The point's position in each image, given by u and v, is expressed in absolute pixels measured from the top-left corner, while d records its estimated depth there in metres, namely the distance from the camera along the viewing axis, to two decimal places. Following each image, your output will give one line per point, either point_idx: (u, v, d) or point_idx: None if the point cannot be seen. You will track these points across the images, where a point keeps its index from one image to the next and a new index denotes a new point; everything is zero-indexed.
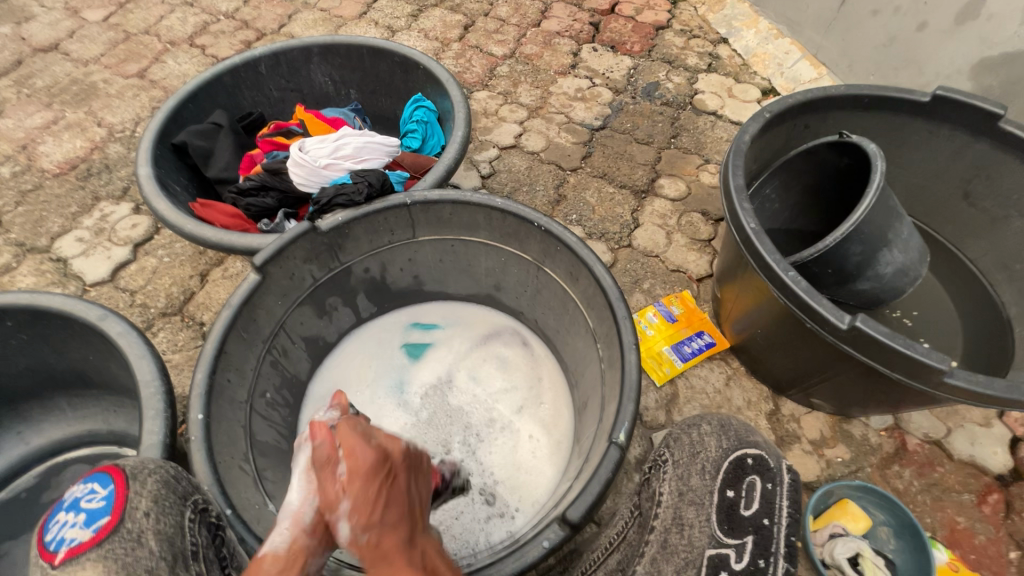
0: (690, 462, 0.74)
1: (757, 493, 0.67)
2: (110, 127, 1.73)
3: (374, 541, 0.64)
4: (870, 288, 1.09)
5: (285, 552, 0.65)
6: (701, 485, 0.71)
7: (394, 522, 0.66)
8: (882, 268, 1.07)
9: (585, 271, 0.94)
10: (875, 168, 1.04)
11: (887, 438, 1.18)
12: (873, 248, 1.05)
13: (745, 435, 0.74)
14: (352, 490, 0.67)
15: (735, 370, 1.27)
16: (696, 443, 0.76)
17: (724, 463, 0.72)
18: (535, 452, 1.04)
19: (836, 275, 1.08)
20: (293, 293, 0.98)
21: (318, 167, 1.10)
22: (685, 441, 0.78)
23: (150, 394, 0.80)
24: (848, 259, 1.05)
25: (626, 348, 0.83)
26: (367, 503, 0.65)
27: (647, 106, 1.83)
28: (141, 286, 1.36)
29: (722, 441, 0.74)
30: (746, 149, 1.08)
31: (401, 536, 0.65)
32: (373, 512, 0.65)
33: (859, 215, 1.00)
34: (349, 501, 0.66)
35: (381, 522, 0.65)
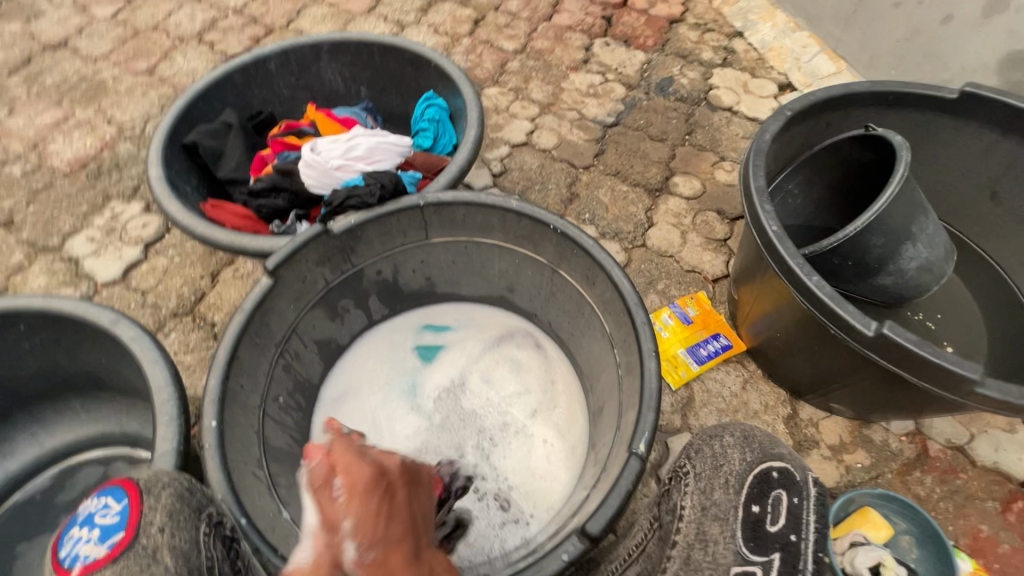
0: (712, 475, 0.74)
1: (783, 508, 0.69)
2: (120, 125, 1.72)
3: (379, 568, 0.54)
4: (891, 282, 1.07)
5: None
6: (726, 499, 0.72)
7: (398, 540, 0.57)
8: (905, 262, 1.04)
9: (602, 274, 0.92)
10: (900, 158, 1.02)
11: (908, 444, 1.15)
12: (896, 242, 1.02)
13: (770, 448, 0.75)
14: (353, 506, 0.58)
15: (752, 373, 1.25)
16: (719, 455, 0.76)
17: (748, 477, 0.73)
18: (550, 457, 1.03)
19: (857, 269, 1.05)
20: (305, 297, 0.97)
21: (331, 168, 1.08)
22: (707, 452, 0.77)
23: (163, 400, 0.79)
24: (869, 251, 1.02)
25: (646, 354, 0.81)
26: (370, 518, 0.57)
27: (661, 102, 1.80)
28: (152, 286, 1.36)
29: (746, 454, 0.75)
30: (766, 148, 1.05)
31: (408, 554, 0.56)
32: (377, 531, 0.56)
33: (878, 208, 0.98)
34: (351, 521, 0.56)
35: (385, 540, 0.56)
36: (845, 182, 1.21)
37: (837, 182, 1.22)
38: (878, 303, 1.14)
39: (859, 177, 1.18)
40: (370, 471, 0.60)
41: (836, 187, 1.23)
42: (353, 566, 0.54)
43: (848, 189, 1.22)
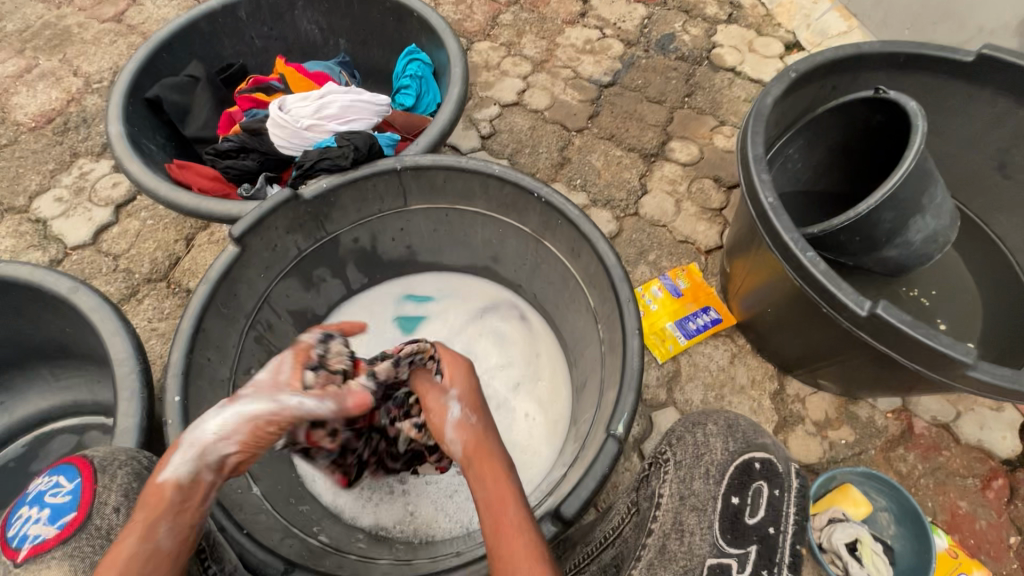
0: (692, 465, 0.66)
1: (763, 500, 0.62)
2: (87, 77, 1.62)
3: (479, 438, 0.68)
4: (896, 255, 1.02)
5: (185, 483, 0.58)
6: (705, 490, 0.64)
7: (489, 429, 0.70)
8: (911, 235, 0.99)
9: (588, 247, 0.88)
10: (916, 128, 0.96)
11: (893, 421, 1.15)
12: (905, 215, 0.96)
13: (754, 437, 0.68)
14: (460, 387, 0.74)
15: (741, 347, 1.22)
16: (700, 443, 0.68)
17: (730, 467, 0.65)
18: (531, 431, 1.02)
19: (863, 242, 1.00)
20: (277, 265, 0.92)
21: (301, 129, 1.01)
22: (688, 440, 0.69)
23: (125, 372, 0.75)
24: (877, 226, 0.96)
25: (629, 332, 0.77)
26: (472, 401, 0.72)
27: (660, 60, 1.71)
28: (124, 250, 1.31)
29: (728, 443, 0.67)
30: (767, 114, 0.99)
31: (495, 441, 0.68)
32: (478, 411, 0.71)
33: (892, 182, 0.92)
34: (458, 393, 0.73)
35: (486, 419, 0.71)
36: (848, 148, 1.15)
37: (839, 148, 1.16)
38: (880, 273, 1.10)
39: (862, 144, 1.12)
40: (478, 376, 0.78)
41: (838, 155, 1.17)
42: (461, 428, 0.68)
43: (849, 155, 1.16)
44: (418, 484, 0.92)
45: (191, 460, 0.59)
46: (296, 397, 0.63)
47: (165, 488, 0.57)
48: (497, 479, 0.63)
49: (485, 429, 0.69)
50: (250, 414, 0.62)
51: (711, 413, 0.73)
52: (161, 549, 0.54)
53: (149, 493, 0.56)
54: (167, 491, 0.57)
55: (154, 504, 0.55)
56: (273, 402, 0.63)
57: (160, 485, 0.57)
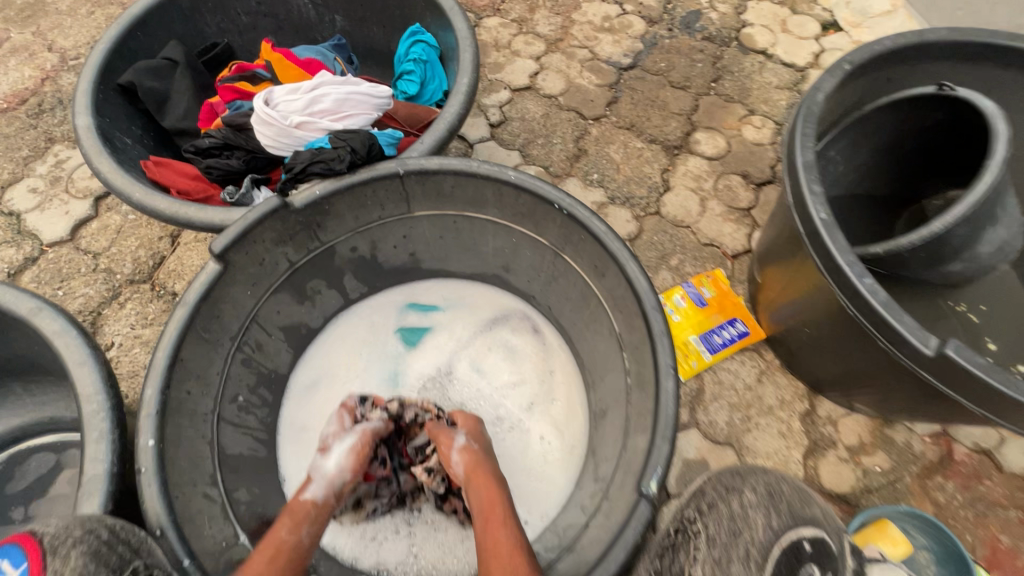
0: (730, 544, 0.57)
1: None
2: (63, 53, 1.49)
3: (478, 456, 0.77)
4: (960, 269, 0.92)
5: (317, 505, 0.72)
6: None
7: (491, 453, 0.79)
8: (981, 248, 0.90)
9: (614, 267, 0.77)
10: (996, 131, 0.87)
11: (931, 446, 1.07)
12: (977, 228, 0.87)
13: (801, 509, 0.59)
14: (467, 420, 0.84)
15: (768, 363, 1.14)
16: (738, 518, 0.59)
17: (773, 551, 0.56)
18: (546, 456, 0.94)
19: (927, 258, 0.89)
20: (264, 280, 0.82)
21: (289, 126, 0.90)
22: (723, 511, 0.60)
23: (92, 410, 0.66)
24: (948, 242, 0.86)
25: (662, 372, 0.67)
26: (477, 431, 0.82)
27: (685, 41, 1.58)
28: (104, 248, 1.21)
29: (771, 519, 0.58)
30: (818, 112, 0.88)
31: (493, 462, 0.77)
32: (482, 438, 0.81)
33: (971, 201, 0.83)
34: (466, 427, 0.82)
35: (487, 446, 0.80)
36: (897, 146, 1.05)
37: (887, 146, 1.05)
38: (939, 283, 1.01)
39: (915, 141, 1.03)
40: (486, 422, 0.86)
41: (883, 153, 1.06)
42: (465, 450, 0.77)
43: (900, 153, 1.06)
44: (428, 529, 0.85)
45: (320, 487, 0.74)
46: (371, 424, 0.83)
47: (304, 503, 0.72)
48: (489, 489, 0.72)
49: (483, 454, 0.77)
50: (352, 446, 0.79)
51: (750, 474, 0.65)
52: (302, 542, 0.67)
53: (290, 511, 0.70)
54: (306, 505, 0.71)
55: (298, 511, 0.70)
56: (359, 432, 0.81)
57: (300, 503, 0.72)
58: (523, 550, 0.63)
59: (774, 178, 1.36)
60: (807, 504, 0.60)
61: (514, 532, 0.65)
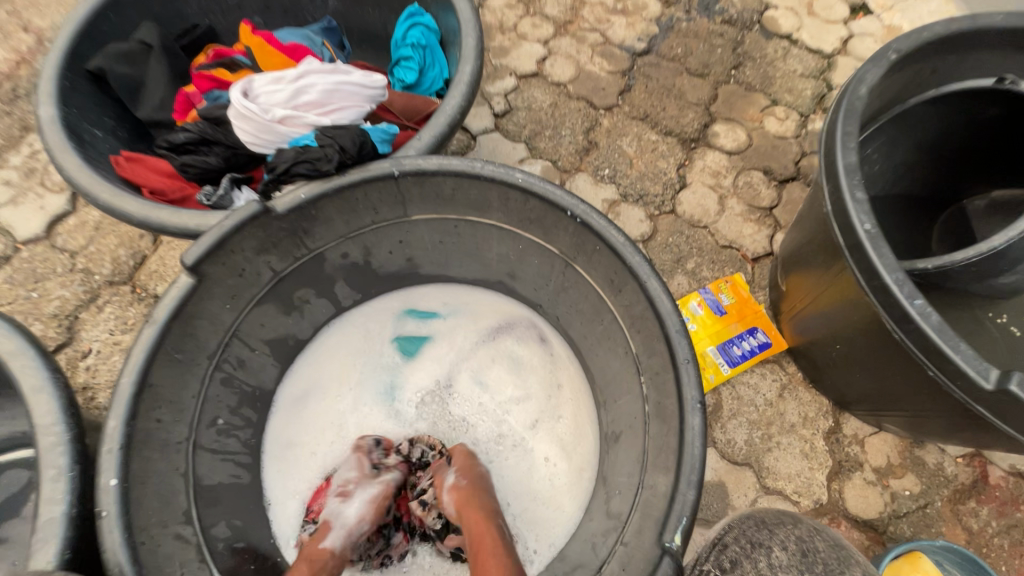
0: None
1: None
2: (39, 34, 1.40)
3: (469, 490, 0.77)
4: (1008, 281, 0.87)
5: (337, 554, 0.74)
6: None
7: (484, 486, 0.79)
8: None
9: (633, 283, 0.69)
10: None
11: (965, 468, 0.99)
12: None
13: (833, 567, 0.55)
14: (457, 456, 0.83)
15: (791, 377, 1.06)
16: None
17: None
18: (553, 479, 0.87)
19: (978, 271, 0.82)
20: (245, 292, 0.74)
21: (271, 122, 0.81)
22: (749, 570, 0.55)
23: (49, 444, 0.59)
24: (1005, 256, 0.79)
25: (687, 408, 0.60)
26: (468, 465, 0.81)
27: (704, 24, 1.47)
28: (81, 246, 1.13)
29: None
30: (861, 108, 0.78)
31: (486, 496, 0.77)
32: (472, 471, 0.80)
33: None
34: (457, 462, 0.83)
35: (477, 475, 0.80)
36: (940, 145, 0.96)
37: (930, 144, 0.96)
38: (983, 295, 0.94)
39: (961, 137, 0.94)
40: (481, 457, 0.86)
41: (924, 153, 0.97)
42: (454, 487, 0.78)
43: (944, 152, 0.97)
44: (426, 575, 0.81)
45: (341, 535, 0.75)
46: (391, 473, 0.83)
47: (322, 553, 0.73)
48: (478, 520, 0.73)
49: (472, 486, 0.78)
50: (371, 497, 0.79)
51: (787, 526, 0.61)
52: None
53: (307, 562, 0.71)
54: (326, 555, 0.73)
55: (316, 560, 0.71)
56: (381, 483, 0.81)
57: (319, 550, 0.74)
58: None
59: (798, 175, 1.27)
60: (846, 564, 0.57)
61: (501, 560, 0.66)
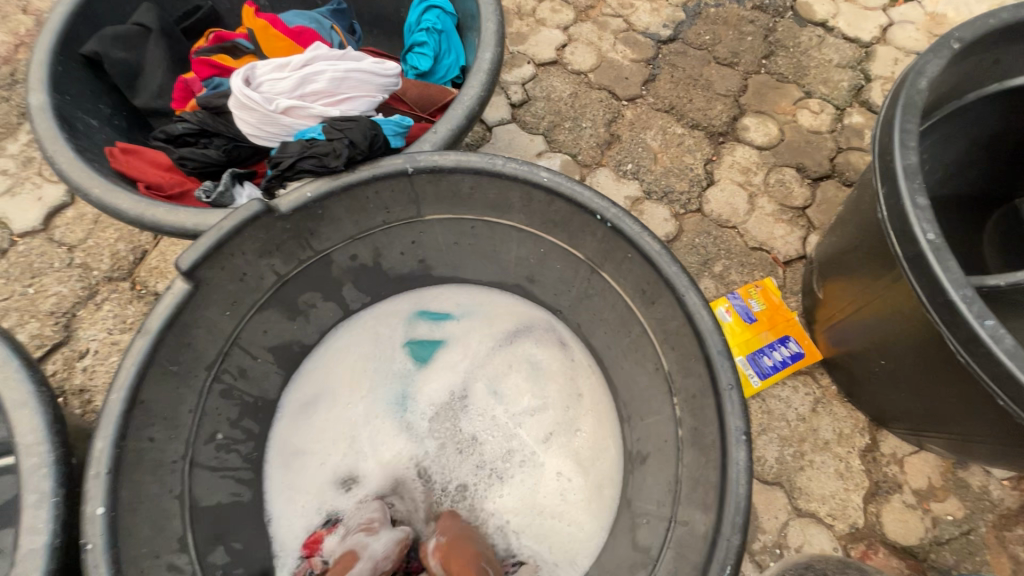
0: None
1: None
2: (38, 15, 1.35)
3: (452, 539, 0.73)
4: None
5: None
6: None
7: (472, 534, 0.75)
8: None
9: (668, 294, 0.63)
10: None
11: (1011, 492, 0.93)
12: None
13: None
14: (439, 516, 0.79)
15: (824, 391, 1.00)
16: None
17: None
18: (572, 498, 0.80)
19: None
20: (246, 297, 0.69)
21: (274, 113, 0.75)
22: None
23: (33, 466, 0.55)
24: None
25: (731, 439, 0.54)
26: (447, 518, 0.77)
27: (733, 10, 1.39)
28: (79, 240, 1.09)
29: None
30: (921, 103, 0.71)
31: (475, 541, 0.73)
32: (451, 522, 0.76)
33: None
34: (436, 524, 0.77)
35: (454, 527, 0.75)
36: (999, 140, 0.87)
37: (987, 140, 0.87)
38: None
39: (1021, 133, 0.86)
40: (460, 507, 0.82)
41: (980, 150, 0.89)
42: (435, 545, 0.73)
43: (1003, 148, 0.88)
44: None
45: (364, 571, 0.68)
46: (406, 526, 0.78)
47: None
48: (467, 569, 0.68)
49: (453, 536, 0.73)
50: (397, 537, 0.74)
51: None
52: None
53: None
54: None
55: None
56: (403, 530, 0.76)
57: None
58: None
59: (833, 172, 1.20)
60: None
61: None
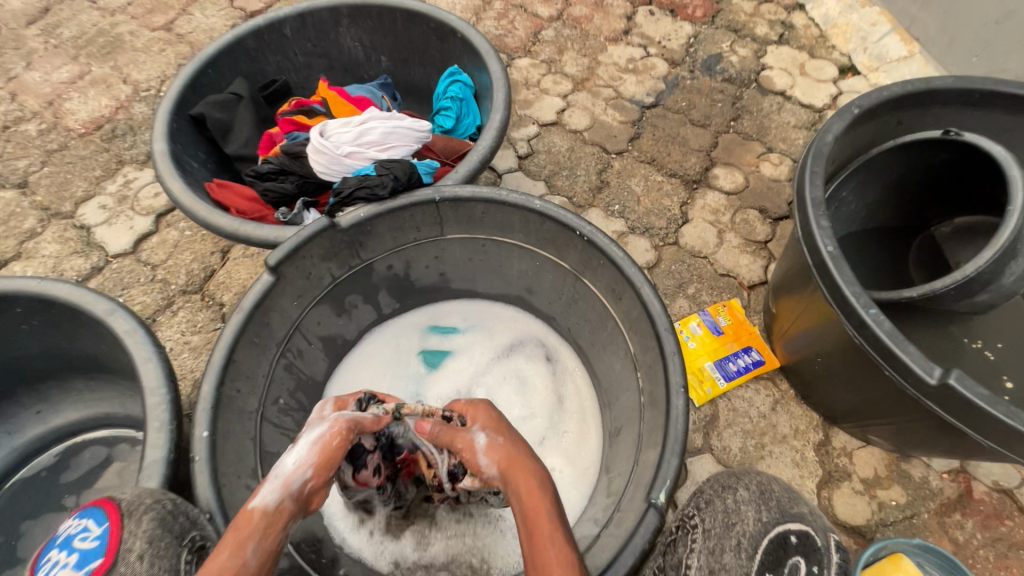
0: (722, 534, 0.64)
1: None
2: (136, 85, 1.68)
3: (510, 448, 0.70)
4: (985, 300, 0.93)
5: (272, 508, 0.61)
6: (736, 564, 0.61)
7: (517, 440, 0.72)
8: (1005, 279, 0.90)
9: (630, 291, 0.83)
10: (1009, 177, 0.91)
11: (950, 482, 1.06)
12: (1002, 263, 0.88)
13: (789, 507, 0.65)
14: (482, 414, 0.76)
15: (784, 393, 1.16)
16: (730, 511, 0.66)
17: (763, 540, 0.62)
18: (560, 476, 0.96)
19: (958, 292, 0.91)
20: (310, 293, 0.90)
21: (341, 155, 1.00)
22: (718, 506, 0.68)
23: (155, 402, 0.74)
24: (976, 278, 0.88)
25: (673, 390, 0.72)
26: (497, 422, 0.74)
27: (706, 81, 1.66)
28: (162, 260, 1.33)
29: (761, 513, 0.64)
30: (827, 153, 0.93)
31: (527, 449, 0.71)
32: (502, 429, 0.73)
33: (1001, 240, 0.87)
34: (483, 423, 0.74)
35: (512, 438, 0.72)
36: (903, 183, 1.09)
37: (894, 183, 1.09)
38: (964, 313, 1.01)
39: (921, 177, 1.07)
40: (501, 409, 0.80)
41: (891, 191, 1.10)
42: (492, 446, 0.70)
43: (907, 188, 1.09)
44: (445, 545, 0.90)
45: (276, 488, 0.63)
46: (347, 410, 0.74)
47: (251, 510, 0.61)
48: (528, 484, 0.65)
49: (513, 444, 0.70)
50: (316, 437, 0.69)
51: (744, 476, 0.71)
52: (247, 565, 0.55)
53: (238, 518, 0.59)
54: (254, 512, 0.60)
55: (242, 525, 0.59)
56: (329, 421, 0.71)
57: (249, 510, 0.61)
58: (573, 561, 0.57)
59: (791, 213, 1.41)
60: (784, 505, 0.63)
61: (556, 537, 0.58)
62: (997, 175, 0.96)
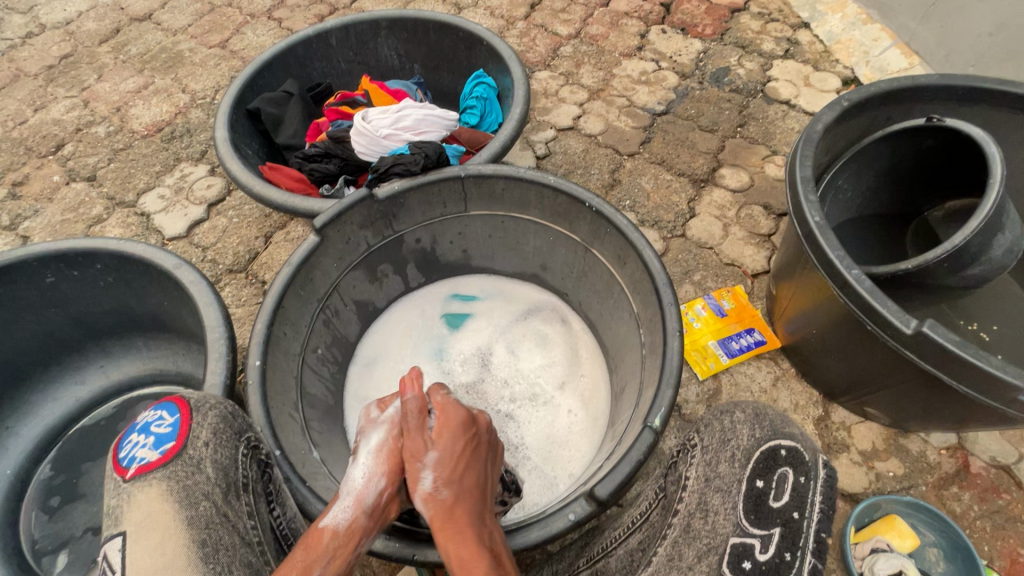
0: (719, 448, 0.71)
1: (788, 485, 0.63)
2: (193, 94, 1.87)
3: (450, 506, 0.70)
4: (978, 272, 0.98)
5: (342, 531, 0.68)
6: (729, 473, 0.67)
7: (468, 490, 0.73)
8: (994, 251, 0.96)
9: (634, 254, 0.92)
10: (988, 154, 0.98)
11: (947, 458, 1.10)
12: (990, 233, 0.94)
13: (782, 426, 0.69)
14: (440, 445, 0.75)
15: (784, 371, 1.22)
16: (727, 430, 0.72)
17: (755, 453, 0.67)
18: (572, 426, 1.04)
19: (949, 266, 0.97)
20: (348, 257, 1.02)
21: (380, 137, 1.14)
22: (717, 427, 0.74)
23: (214, 338, 0.87)
24: (965, 251, 0.94)
25: (670, 334, 0.81)
26: (449, 460, 0.74)
27: (714, 92, 1.77)
28: (212, 243, 1.47)
29: (755, 430, 0.69)
30: (817, 139, 1.02)
31: (471, 510, 0.70)
32: (454, 476, 0.73)
33: (985, 211, 0.92)
34: (433, 460, 0.74)
35: (459, 486, 0.72)
36: (895, 172, 1.17)
37: (886, 171, 1.17)
38: (957, 290, 1.06)
39: (910, 166, 1.15)
40: (470, 435, 0.78)
41: (883, 178, 1.18)
42: (432, 499, 0.71)
43: (899, 175, 1.17)
44: None
45: (348, 508, 0.69)
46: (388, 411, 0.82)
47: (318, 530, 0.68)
48: (457, 543, 0.66)
49: (452, 504, 0.70)
50: (375, 449, 0.77)
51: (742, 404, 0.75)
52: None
53: (311, 538, 0.66)
54: (323, 532, 0.67)
55: (311, 546, 0.65)
56: (383, 426, 0.80)
57: (320, 530, 0.68)
58: None
59: None
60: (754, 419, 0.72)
61: None
62: (980, 157, 1.03)
